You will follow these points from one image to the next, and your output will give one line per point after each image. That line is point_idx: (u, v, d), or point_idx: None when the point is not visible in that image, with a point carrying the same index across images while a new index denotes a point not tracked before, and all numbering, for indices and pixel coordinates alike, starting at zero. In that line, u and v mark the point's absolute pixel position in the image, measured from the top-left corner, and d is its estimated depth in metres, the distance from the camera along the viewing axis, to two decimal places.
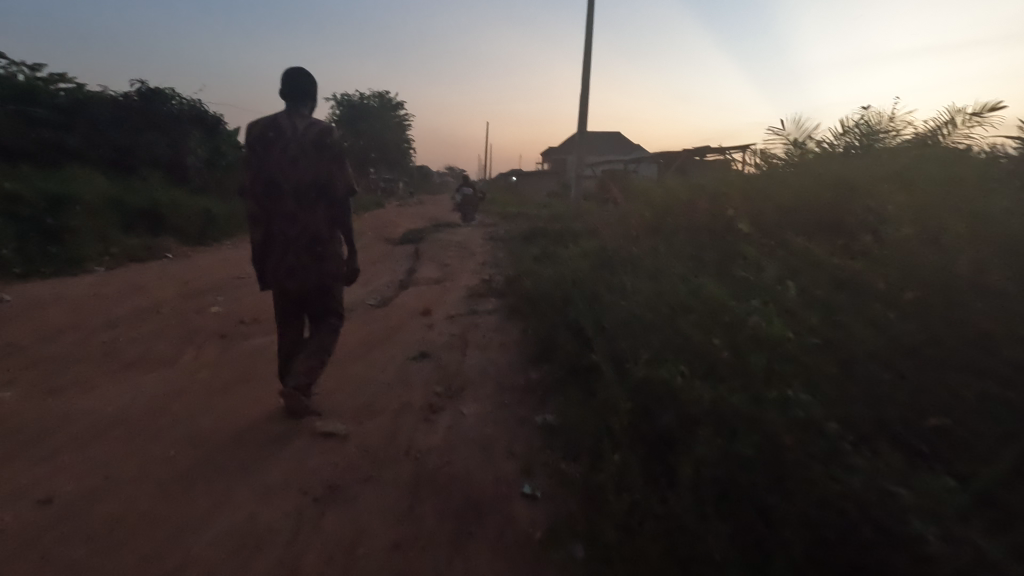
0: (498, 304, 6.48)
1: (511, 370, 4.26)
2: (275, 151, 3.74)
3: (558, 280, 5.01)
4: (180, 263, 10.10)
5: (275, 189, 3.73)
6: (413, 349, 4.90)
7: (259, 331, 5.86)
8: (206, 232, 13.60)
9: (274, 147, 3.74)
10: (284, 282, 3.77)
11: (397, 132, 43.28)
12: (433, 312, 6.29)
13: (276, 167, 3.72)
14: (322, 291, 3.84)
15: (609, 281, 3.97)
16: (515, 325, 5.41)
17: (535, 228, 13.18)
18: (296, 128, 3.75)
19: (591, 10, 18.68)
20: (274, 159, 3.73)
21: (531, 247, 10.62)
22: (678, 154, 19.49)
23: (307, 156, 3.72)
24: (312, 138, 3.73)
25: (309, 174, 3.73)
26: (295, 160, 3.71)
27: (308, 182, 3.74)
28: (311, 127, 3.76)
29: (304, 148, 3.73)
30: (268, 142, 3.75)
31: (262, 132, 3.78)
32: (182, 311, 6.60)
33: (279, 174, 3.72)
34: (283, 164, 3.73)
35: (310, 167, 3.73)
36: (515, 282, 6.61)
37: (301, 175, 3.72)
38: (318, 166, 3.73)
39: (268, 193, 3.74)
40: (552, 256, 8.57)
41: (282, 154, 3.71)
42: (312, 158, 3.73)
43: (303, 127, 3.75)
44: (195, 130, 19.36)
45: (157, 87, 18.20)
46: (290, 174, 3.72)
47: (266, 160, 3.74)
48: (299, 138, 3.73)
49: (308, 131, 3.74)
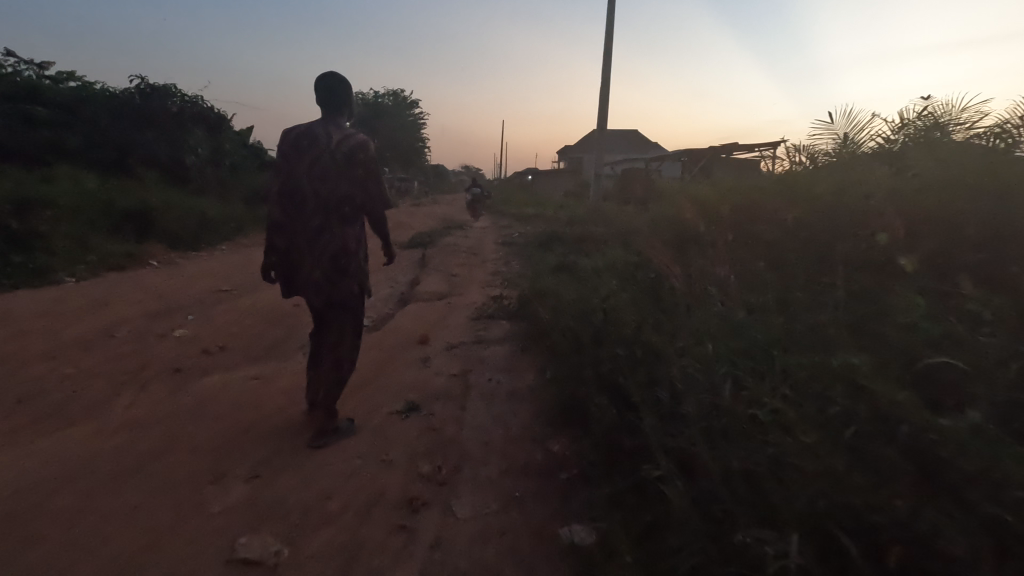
0: (511, 329, 5.46)
1: (524, 434, 3.24)
2: (308, 163, 3.70)
3: (585, 309, 3.98)
4: (161, 271, 9.23)
5: (306, 202, 3.70)
6: (401, 396, 3.90)
7: (224, 362, 4.93)
8: (202, 235, 12.80)
9: (307, 159, 3.70)
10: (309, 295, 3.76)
11: (412, 131, 42.47)
12: (432, 339, 5.30)
13: (308, 180, 3.69)
14: (345, 305, 3.77)
15: (660, 322, 2.95)
16: (529, 362, 4.40)
17: (553, 232, 12.08)
18: (331, 140, 3.69)
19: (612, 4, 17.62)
20: (306, 172, 3.69)
21: (548, 255, 9.58)
22: (707, 151, 18.16)
23: (339, 171, 3.66)
24: (345, 151, 3.66)
25: (340, 189, 3.67)
26: (327, 174, 3.66)
27: (339, 197, 3.67)
28: (345, 142, 3.69)
29: (336, 162, 3.66)
30: (301, 153, 3.72)
31: (295, 142, 3.74)
32: (140, 335, 5.67)
33: (310, 188, 3.68)
34: (315, 177, 3.68)
35: (344, 182, 3.66)
36: (530, 302, 5.60)
37: (332, 190, 3.66)
38: (350, 182, 3.65)
39: (298, 206, 3.72)
40: (574, 268, 7.53)
41: (314, 167, 3.66)
42: (344, 173, 3.66)
43: (338, 141, 3.70)
44: (198, 128, 18.57)
45: (158, 83, 17.41)
46: (322, 188, 3.66)
47: (298, 171, 3.71)
48: (333, 152, 3.66)
49: (341, 145, 3.67)
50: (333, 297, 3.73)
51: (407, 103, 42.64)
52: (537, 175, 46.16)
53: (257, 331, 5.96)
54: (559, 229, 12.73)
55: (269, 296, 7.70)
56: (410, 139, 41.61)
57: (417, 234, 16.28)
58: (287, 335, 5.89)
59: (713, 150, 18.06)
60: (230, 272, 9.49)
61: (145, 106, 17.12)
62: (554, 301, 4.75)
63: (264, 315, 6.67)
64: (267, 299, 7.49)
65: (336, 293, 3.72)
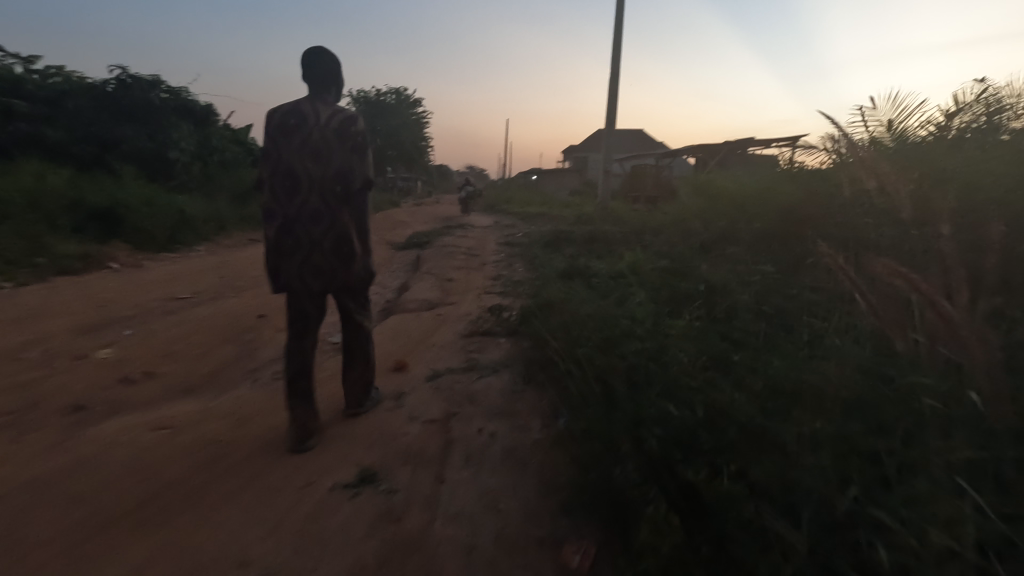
0: (511, 352, 4.34)
1: (526, 530, 2.18)
2: (297, 139, 3.26)
3: (614, 339, 2.89)
4: (115, 275, 8.14)
5: (297, 183, 3.25)
6: (359, 458, 2.81)
7: (144, 394, 3.88)
8: (178, 234, 11.76)
9: (297, 136, 3.25)
10: (307, 284, 3.29)
11: (415, 129, 41.48)
12: (411, 365, 4.20)
13: (298, 158, 3.25)
14: (352, 292, 3.41)
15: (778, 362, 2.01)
16: (532, 401, 3.33)
17: (560, 233, 10.92)
18: (321, 113, 3.28)
19: (622, 1, 16.72)
20: (296, 149, 3.25)
21: (555, 258, 8.50)
22: (725, 146, 16.89)
23: (332, 146, 3.27)
24: (338, 126, 3.28)
25: (335, 166, 3.28)
26: (320, 150, 3.26)
27: (335, 176, 3.28)
28: (336, 115, 3.31)
29: (328, 137, 3.27)
30: (288, 130, 3.27)
31: (280, 118, 3.30)
32: (56, 356, 4.63)
33: (302, 165, 3.25)
34: (306, 153, 3.25)
35: (340, 157, 3.28)
36: (534, 317, 4.55)
37: (326, 167, 3.27)
38: (346, 158, 3.29)
39: (289, 187, 3.27)
40: (587, 276, 6.39)
41: (306, 142, 3.24)
42: (338, 149, 3.28)
43: (328, 113, 3.30)
44: (183, 121, 17.43)
45: (135, 74, 16.17)
46: (316, 165, 3.25)
47: (285, 149, 3.26)
48: (325, 126, 3.27)
49: (333, 118, 3.28)
50: (338, 284, 3.34)
51: (410, 101, 41.79)
52: (542, 175, 44.98)
53: (200, 352, 4.88)
54: (566, 229, 11.61)
55: (229, 306, 6.61)
56: (411, 137, 40.53)
57: (413, 234, 15.23)
58: (235, 357, 4.80)
59: (730, 144, 16.82)
60: (196, 276, 8.43)
61: (123, 96, 16.01)
62: (566, 321, 3.64)
63: (215, 330, 5.59)
64: (228, 309, 6.42)
65: (341, 282, 3.34)
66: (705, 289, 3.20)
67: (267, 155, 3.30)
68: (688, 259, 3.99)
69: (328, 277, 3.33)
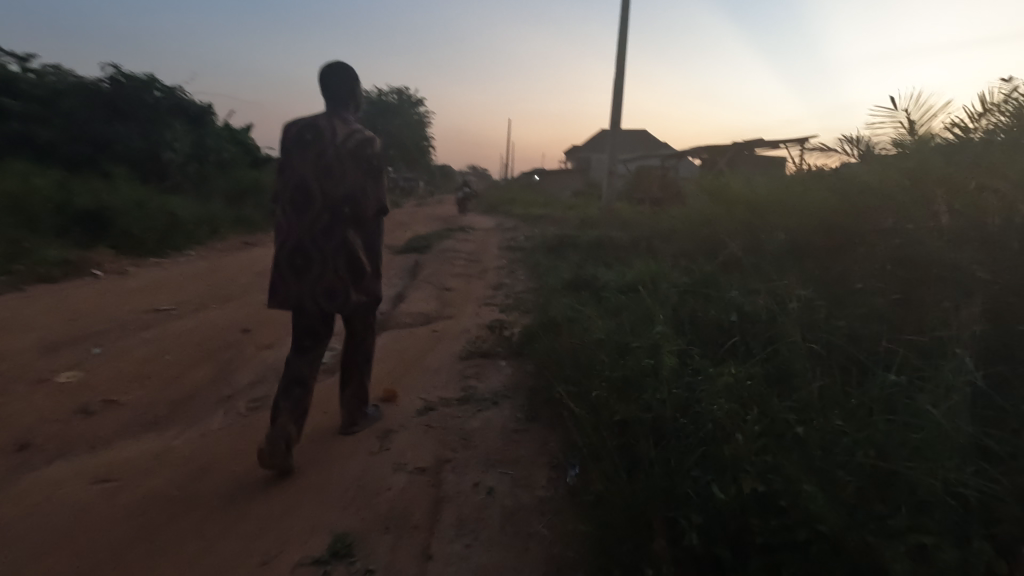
0: (512, 378, 3.91)
1: None
2: (312, 155, 3.03)
3: (632, 379, 2.47)
4: (94, 283, 7.71)
5: (311, 202, 3.02)
6: (329, 524, 2.38)
7: (101, 429, 3.48)
8: (168, 237, 11.34)
9: (312, 153, 3.03)
10: (318, 309, 3.03)
11: (417, 128, 41.07)
12: (401, 395, 3.77)
13: (312, 175, 3.02)
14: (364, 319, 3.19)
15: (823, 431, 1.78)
16: (536, 446, 2.89)
17: (563, 238, 10.47)
18: (338, 130, 3.06)
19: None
20: (311, 166, 3.02)
21: (560, 266, 8.07)
22: (734, 147, 16.41)
23: (349, 166, 3.04)
24: (356, 145, 3.06)
25: (351, 186, 3.06)
26: (336, 169, 3.03)
27: (351, 196, 3.06)
28: (354, 134, 3.09)
29: (346, 156, 3.05)
30: (303, 146, 3.05)
31: (296, 132, 3.08)
32: (13, 380, 4.23)
33: (317, 183, 3.02)
34: (321, 171, 3.02)
35: (357, 178, 3.06)
36: (538, 340, 4.13)
37: (342, 187, 3.04)
38: (364, 178, 3.08)
39: (301, 205, 3.03)
40: (595, 289, 5.94)
41: (322, 160, 3.01)
42: (356, 169, 3.07)
43: (346, 131, 3.08)
44: (178, 120, 17.03)
45: (129, 71, 15.76)
46: (331, 184, 3.02)
47: (299, 165, 3.03)
48: (342, 144, 3.05)
49: (351, 137, 3.06)
50: (349, 310, 3.09)
51: (412, 101, 41.37)
52: (545, 176, 44.50)
53: (172, 375, 4.46)
54: (571, 233, 11.17)
55: (211, 318, 6.19)
56: (413, 137, 40.12)
57: (414, 237, 14.80)
58: (210, 381, 4.38)
59: (738, 146, 16.37)
60: (182, 284, 8.02)
61: (116, 95, 15.58)
62: (576, 351, 3.21)
63: (193, 347, 5.17)
64: (210, 322, 6.02)
65: (352, 309, 3.11)
66: (737, 320, 2.76)
67: (282, 171, 3.06)
68: (713, 278, 3.56)
69: (340, 302, 3.08)
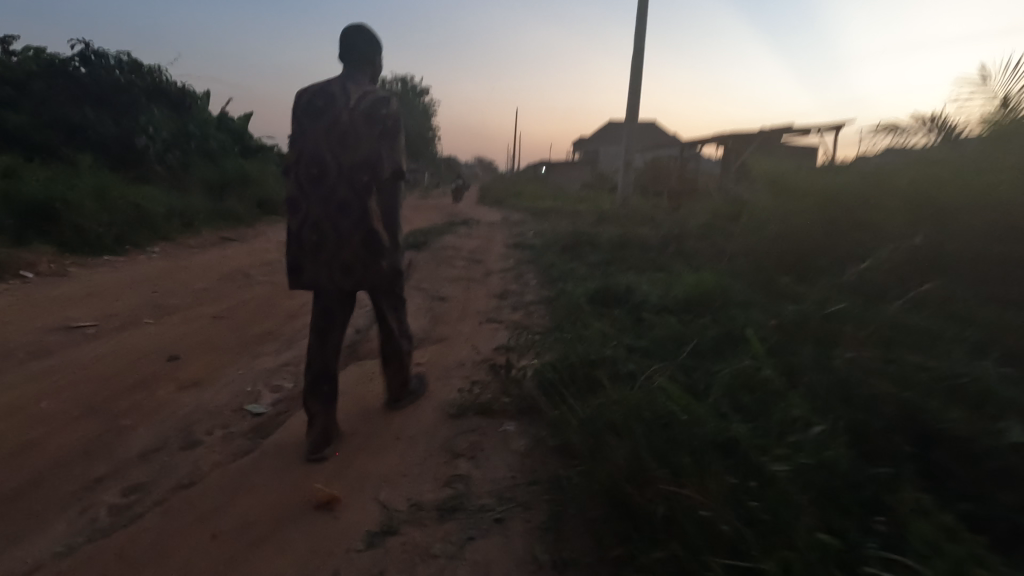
0: (527, 463, 2.53)
1: None
2: (325, 122, 2.82)
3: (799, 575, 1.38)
4: (10, 290, 6.32)
5: (324, 172, 2.82)
6: None
7: None
8: (129, 234, 9.93)
9: (324, 121, 2.82)
10: (335, 284, 2.86)
11: (419, 118, 39.42)
12: (346, 494, 2.37)
13: (325, 141, 2.81)
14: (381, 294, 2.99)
15: None
16: None
17: (579, 235, 9.02)
18: (351, 95, 2.85)
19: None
20: (323, 132, 2.81)
21: (578, 273, 6.71)
22: (762, 133, 14.93)
23: (361, 131, 2.81)
24: (369, 108, 2.82)
25: (365, 150, 2.82)
26: (350, 135, 2.81)
27: (365, 162, 2.83)
28: (367, 96, 2.86)
29: (359, 120, 2.82)
30: (314, 114, 2.86)
31: (308, 99, 2.89)
32: None
33: (329, 150, 2.81)
34: (333, 141, 2.82)
35: (370, 142, 2.83)
36: (565, 401, 2.78)
37: (356, 152, 2.82)
38: (375, 145, 2.83)
39: (315, 175, 2.83)
40: (633, 308, 4.54)
41: (334, 128, 2.79)
42: (369, 134, 2.82)
43: (359, 94, 2.86)
44: (157, 105, 15.60)
45: (101, 49, 14.28)
46: (345, 150, 2.81)
47: (312, 134, 2.84)
48: (354, 106, 2.83)
49: (364, 101, 2.83)
50: (368, 284, 2.91)
51: (414, 90, 39.79)
52: (554, 168, 42.86)
53: (35, 436, 3.11)
54: (587, 230, 9.73)
55: (136, 341, 4.82)
56: (416, 128, 38.46)
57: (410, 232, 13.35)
58: (85, 448, 3.02)
59: (767, 131, 14.84)
60: (121, 291, 6.62)
61: (86, 74, 14.09)
62: (646, 452, 1.86)
63: (90, 386, 3.81)
64: (132, 347, 4.67)
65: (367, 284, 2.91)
66: None
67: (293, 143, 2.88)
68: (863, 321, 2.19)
69: (359, 275, 2.90)
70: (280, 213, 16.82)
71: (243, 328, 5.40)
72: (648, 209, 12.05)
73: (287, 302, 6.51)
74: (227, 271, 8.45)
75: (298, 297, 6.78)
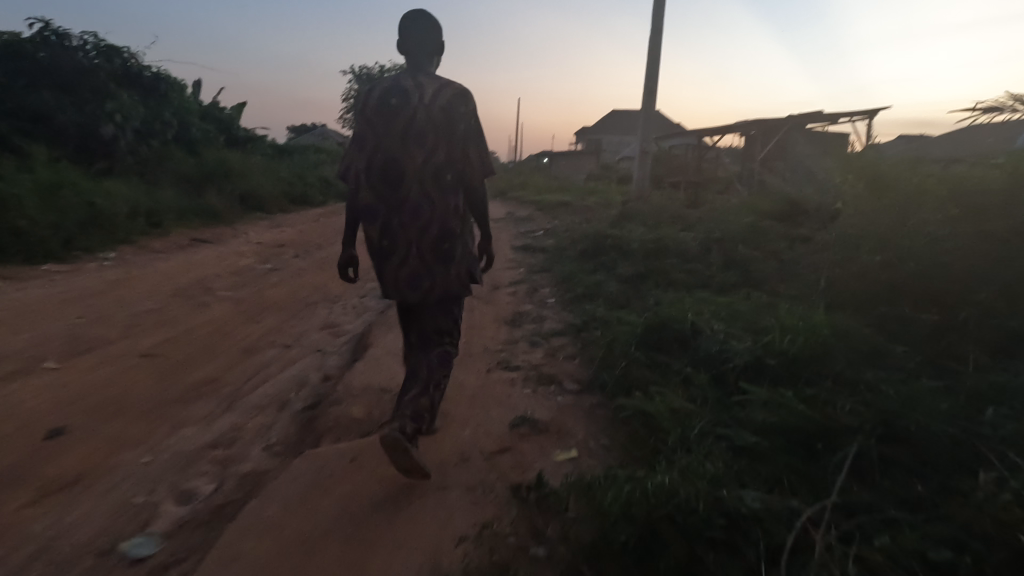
0: None
1: None
2: (395, 116, 2.34)
3: None
4: None
5: (395, 172, 2.34)
6: None
7: None
8: (78, 237, 8.55)
9: (394, 117, 2.33)
10: (403, 294, 2.41)
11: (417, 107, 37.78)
12: None
13: (396, 140, 2.33)
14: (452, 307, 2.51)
15: None
16: None
17: (600, 238, 7.68)
18: (424, 88, 2.35)
19: None
20: (395, 129, 2.33)
21: (608, 289, 5.41)
22: (788, 119, 13.43)
23: (437, 129, 2.33)
24: (444, 104, 2.34)
25: (440, 148, 2.34)
26: (424, 133, 2.32)
27: (442, 163, 2.35)
28: (444, 88, 2.37)
29: (433, 118, 2.33)
30: (383, 107, 2.35)
31: (373, 91, 2.38)
32: None
33: (402, 148, 2.33)
34: (405, 138, 2.32)
35: (448, 141, 2.34)
36: None
37: (429, 153, 2.33)
38: (452, 144, 2.35)
39: (384, 175, 2.35)
40: (706, 359, 3.18)
41: (407, 124, 2.31)
42: (444, 133, 2.34)
43: (433, 86, 2.36)
44: (128, 91, 14.20)
45: (63, 28, 12.83)
46: (421, 151, 2.32)
47: (381, 128, 2.34)
48: (431, 102, 2.34)
49: (438, 95, 2.34)
50: (439, 294, 2.42)
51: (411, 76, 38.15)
52: (557, 158, 41.25)
53: None
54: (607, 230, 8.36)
55: (19, 402, 3.50)
56: None
57: None
58: None
59: (795, 115, 13.37)
60: (38, 316, 5.30)
61: (47, 56, 12.66)
62: None
63: None
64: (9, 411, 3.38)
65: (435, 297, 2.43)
66: None
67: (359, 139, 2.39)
68: None
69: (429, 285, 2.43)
70: (265, 208, 15.42)
71: (178, 373, 4.09)
72: (670, 204, 10.63)
73: (247, 330, 5.21)
74: (184, 282, 7.07)
75: (261, 322, 5.47)
